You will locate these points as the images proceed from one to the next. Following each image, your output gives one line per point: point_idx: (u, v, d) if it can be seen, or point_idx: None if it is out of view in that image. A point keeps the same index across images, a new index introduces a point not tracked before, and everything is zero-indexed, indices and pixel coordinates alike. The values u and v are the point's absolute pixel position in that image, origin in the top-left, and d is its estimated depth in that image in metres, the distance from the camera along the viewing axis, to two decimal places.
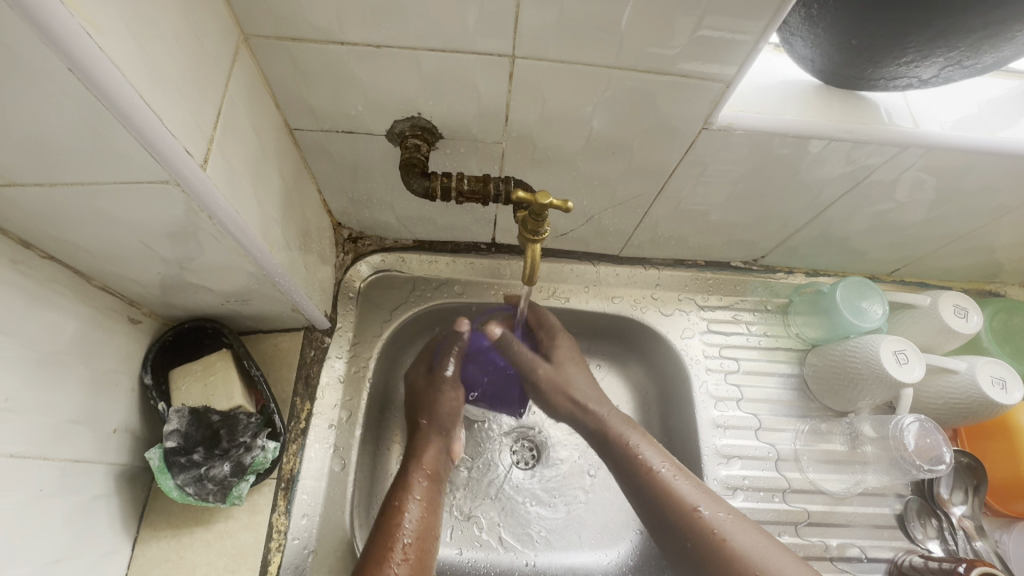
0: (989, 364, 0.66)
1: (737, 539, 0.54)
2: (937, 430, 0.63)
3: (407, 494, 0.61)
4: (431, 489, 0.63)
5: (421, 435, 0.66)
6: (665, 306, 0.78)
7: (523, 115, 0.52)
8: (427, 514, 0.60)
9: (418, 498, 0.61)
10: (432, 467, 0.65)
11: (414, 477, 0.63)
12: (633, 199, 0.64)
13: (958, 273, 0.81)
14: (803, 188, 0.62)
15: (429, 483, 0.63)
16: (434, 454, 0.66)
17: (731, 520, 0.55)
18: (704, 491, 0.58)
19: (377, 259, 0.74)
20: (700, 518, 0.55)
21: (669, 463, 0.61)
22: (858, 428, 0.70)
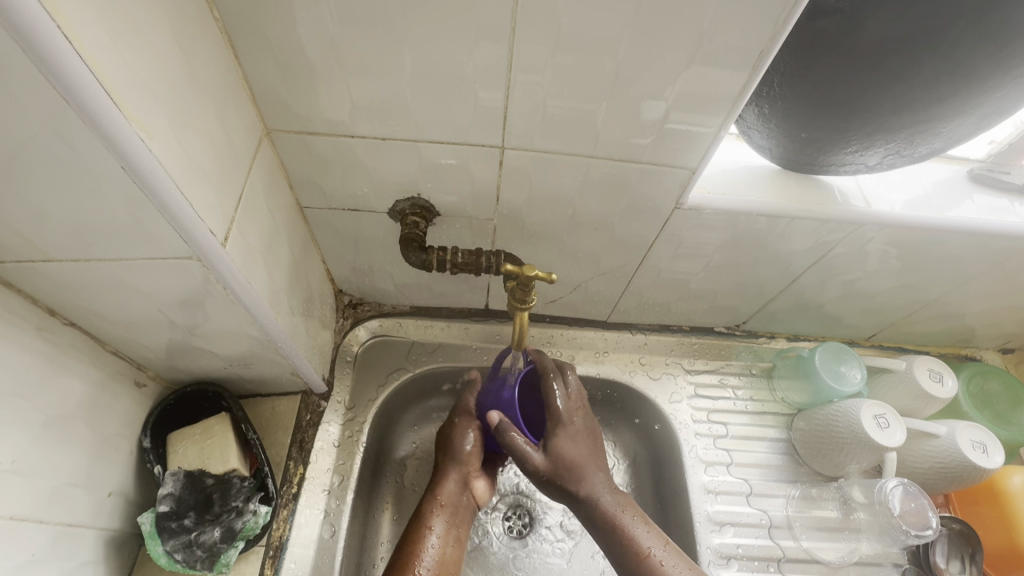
0: (967, 428, 0.68)
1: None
2: (921, 494, 0.64)
3: (428, 521, 0.63)
4: (450, 526, 0.64)
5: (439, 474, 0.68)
6: (653, 370, 0.81)
7: (513, 195, 0.57)
8: (448, 539, 0.63)
9: (439, 527, 0.63)
10: (449, 498, 0.66)
11: (431, 509, 0.65)
12: (616, 268, 0.68)
13: (933, 338, 0.84)
14: (774, 259, 0.67)
15: (445, 517, 0.65)
16: (453, 488, 0.67)
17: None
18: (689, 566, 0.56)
19: (375, 324, 0.78)
20: None
21: (666, 545, 0.57)
22: (847, 492, 0.70)
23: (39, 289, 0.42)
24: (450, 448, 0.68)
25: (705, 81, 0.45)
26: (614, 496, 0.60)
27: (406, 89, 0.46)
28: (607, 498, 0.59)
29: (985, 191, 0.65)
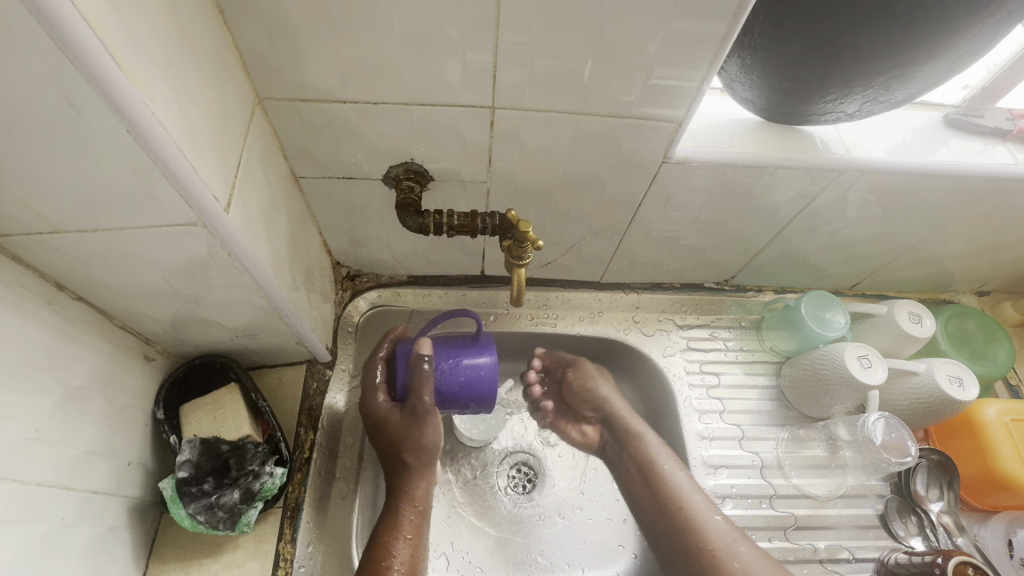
0: (945, 363, 0.72)
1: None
2: (902, 426, 0.68)
3: (397, 523, 0.62)
4: (418, 521, 0.63)
5: (404, 472, 0.65)
6: (646, 327, 0.84)
7: (505, 156, 0.58)
8: (414, 541, 0.62)
9: (403, 530, 0.62)
10: (421, 497, 0.65)
11: (404, 509, 0.63)
12: (608, 227, 0.70)
13: (912, 284, 0.88)
14: (761, 210, 0.69)
15: (411, 517, 0.63)
16: (426, 487, 0.65)
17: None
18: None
19: (374, 294, 0.80)
20: None
21: None
22: (834, 431, 0.74)
23: (47, 263, 0.43)
24: (394, 434, 0.63)
25: (688, 32, 0.46)
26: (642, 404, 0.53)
27: (395, 52, 0.47)
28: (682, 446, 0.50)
29: (961, 135, 0.67)
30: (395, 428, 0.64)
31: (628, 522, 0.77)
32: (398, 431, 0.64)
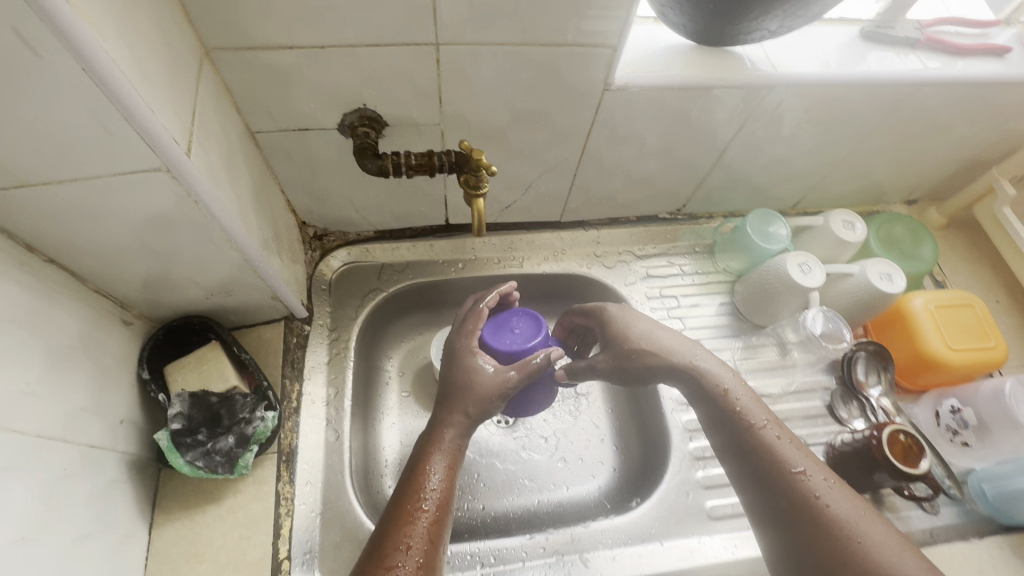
0: (875, 263, 0.79)
1: (840, 513, 0.51)
2: (839, 316, 0.76)
3: (429, 461, 0.57)
4: (450, 468, 0.57)
5: (444, 415, 0.60)
6: (607, 260, 0.89)
7: (454, 95, 0.61)
8: (451, 480, 0.56)
9: (440, 466, 0.56)
10: (454, 444, 0.59)
11: (436, 445, 0.58)
12: (561, 162, 0.74)
13: (848, 198, 0.94)
14: (702, 134, 0.73)
15: (444, 454, 0.58)
16: (455, 433, 0.59)
17: (869, 534, 0.50)
18: (831, 480, 0.54)
19: (343, 252, 0.82)
20: (803, 488, 0.53)
21: (776, 426, 0.58)
22: (782, 334, 0.83)
23: (14, 223, 0.44)
24: (471, 387, 0.61)
25: None
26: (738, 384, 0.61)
27: None
28: (748, 408, 0.59)
29: (877, 47, 0.72)
30: (480, 381, 0.61)
31: (604, 441, 0.84)
32: (481, 387, 0.61)
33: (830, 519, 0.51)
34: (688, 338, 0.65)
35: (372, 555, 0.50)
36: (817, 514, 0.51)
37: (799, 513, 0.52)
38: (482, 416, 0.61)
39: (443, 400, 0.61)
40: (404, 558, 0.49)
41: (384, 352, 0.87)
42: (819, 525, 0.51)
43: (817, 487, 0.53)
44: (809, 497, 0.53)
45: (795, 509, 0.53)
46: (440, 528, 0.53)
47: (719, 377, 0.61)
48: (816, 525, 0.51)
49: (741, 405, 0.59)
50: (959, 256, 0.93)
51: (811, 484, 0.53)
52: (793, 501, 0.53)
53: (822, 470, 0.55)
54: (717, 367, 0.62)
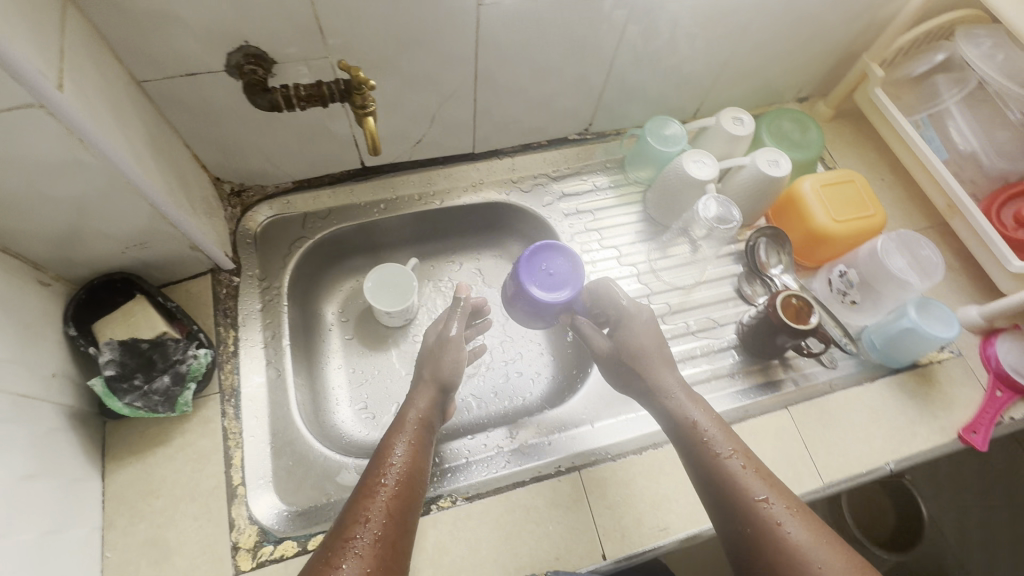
0: (763, 151, 0.85)
1: (795, 538, 0.54)
2: (731, 202, 0.78)
3: (392, 442, 0.63)
4: (414, 451, 0.63)
5: (414, 395, 0.70)
6: (524, 184, 0.93)
7: (334, 23, 0.62)
8: (413, 457, 0.63)
9: (402, 444, 0.63)
10: (420, 419, 0.67)
11: (405, 423, 0.66)
12: (458, 88, 0.77)
13: (742, 101, 1.00)
14: (587, 46, 0.77)
15: (409, 434, 0.65)
16: (420, 412, 0.68)
17: (826, 562, 0.52)
18: (792, 508, 0.57)
19: (264, 206, 0.84)
20: (763, 512, 0.56)
21: (743, 458, 0.61)
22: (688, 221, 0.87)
23: None
24: (425, 355, 0.75)
25: None
26: (721, 431, 0.64)
27: None
28: (712, 438, 0.63)
29: None
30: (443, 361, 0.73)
31: (542, 354, 0.90)
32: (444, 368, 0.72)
33: (784, 540, 0.54)
34: (657, 354, 0.72)
35: (334, 531, 0.55)
36: (772, 534, 0.55)
37: (757, 537, 0.56)
38: (446, 394, 0.72)
39: (417, 383, 0.73)
40: (363, 531, 0.54)
41: (321, 299, 0.90)
42: (773, 548, 0.54)
43: (777, 513, 0.56)
44: (769, 523, 0.56)
45: (753, 529, 0.56)
46: (396, 505, 0.57)
47: (693, 411, 0.66)
48: (771, 548, 0.54)
49: (708, 436, 0.63)
50: (847, 144, 1.01)
51: (770, 512, 0.56)
52: (754, 528, 0.56)
53: (784, 498, 0.58)
54: (686, 404, 0.67)
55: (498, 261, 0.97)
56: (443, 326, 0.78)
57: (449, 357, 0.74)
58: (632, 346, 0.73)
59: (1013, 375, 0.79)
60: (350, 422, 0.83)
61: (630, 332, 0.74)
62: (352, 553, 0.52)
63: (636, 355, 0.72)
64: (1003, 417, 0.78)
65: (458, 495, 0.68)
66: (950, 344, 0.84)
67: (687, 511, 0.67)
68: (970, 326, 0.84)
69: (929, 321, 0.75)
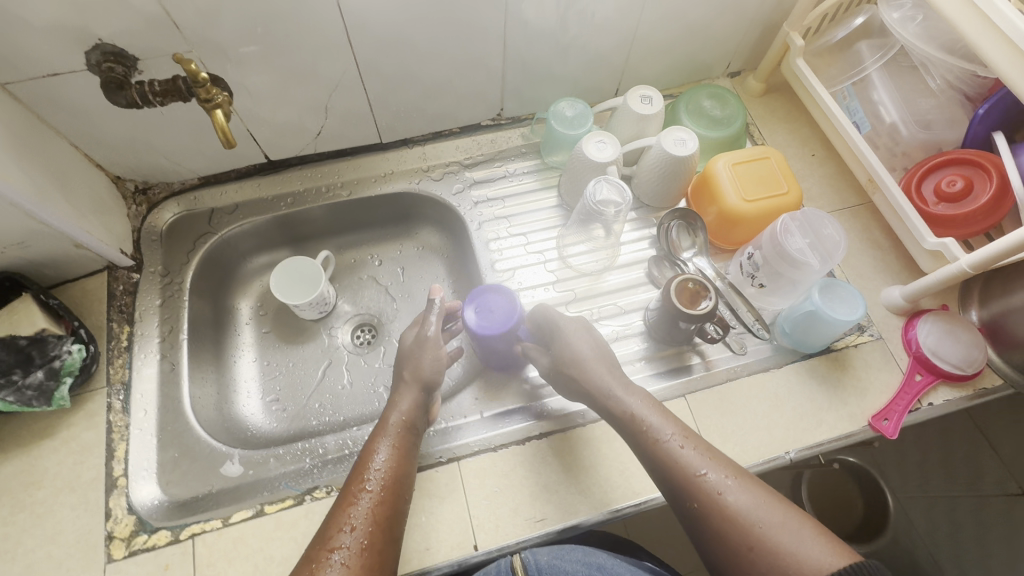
0: (670, 130, 0.81)
1: (736, 505, 0.55)
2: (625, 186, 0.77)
3: (374, 446, 0.64)
4: (397, 452, 0.64)
5: (395, 396, 0.70)
6: (435, 173, 0.92)
7: (186, 16, 0.62)
8: (396, 460, 0.64)
9: (384, 447, 0.64)
10: (403, 421, 0.68)
11: (387, 427, 0.67)
12: (341, 77, 0.76)
13: (665, 78, 0.96)
14: (471, 28, 0.75)
15: (392, 437, 0.66)
16: (403, 411, 0.68)
17: (763, 521, 0.54)
18: (732, 475, 0.58)
19: (170, 202, 0.85)
20: (702, 484, 0.57)
21: (681, 434, 0.61)
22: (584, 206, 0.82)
23: None
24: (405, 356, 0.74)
25: None
26: (652, 412, 0.64)
27: None
28: (650, 422, 0.63)
29: None
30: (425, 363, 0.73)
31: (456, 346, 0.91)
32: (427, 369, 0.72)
33: (728, 514, 0.55)
34: (601, 362, 0.70)
35: (318, 541, 0.57)
36: (718, 509, 0.56)
37: (702, 513, 0.57)
38: (431, 392, 0.72)
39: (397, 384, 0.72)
40: (349, 539, 0.56)
41: (236, 294, 0.91)
42: (724, 522, 0.55)
43: (719, 484, 0.57)
44: (713, 494, 0.56)
45: (705, 509, 0.56)
46: (380, 510, 0.59)
47: (632, 409, 0.64)
48: (718, 520, 0.55)
49: (647, 424, 0.63)
50: (777, 119, 0.96)
51: (710, 484, 0.57)
52: (702, 505, 0.57)
53: (722, 466, 0.59)
54: (626, 396, 0.66)
55: (414, 251, 0.99)
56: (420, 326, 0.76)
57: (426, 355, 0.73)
58: (574, 355, 0.70)
59: (932, 359, 0.74)
60: (258, 414, 0.84)
61: (563, 348, 0.71)
62: (338, 562, 0.54)
63: (591, 364, 0.69)
64: (919, 403, 0.75)
65: (335, 486, 0.67)
66: (870, 327, 0.80)
67: (566, 502, 0.68)
68: (894, 307, 0.80)
69: (832, 305, 0.71)
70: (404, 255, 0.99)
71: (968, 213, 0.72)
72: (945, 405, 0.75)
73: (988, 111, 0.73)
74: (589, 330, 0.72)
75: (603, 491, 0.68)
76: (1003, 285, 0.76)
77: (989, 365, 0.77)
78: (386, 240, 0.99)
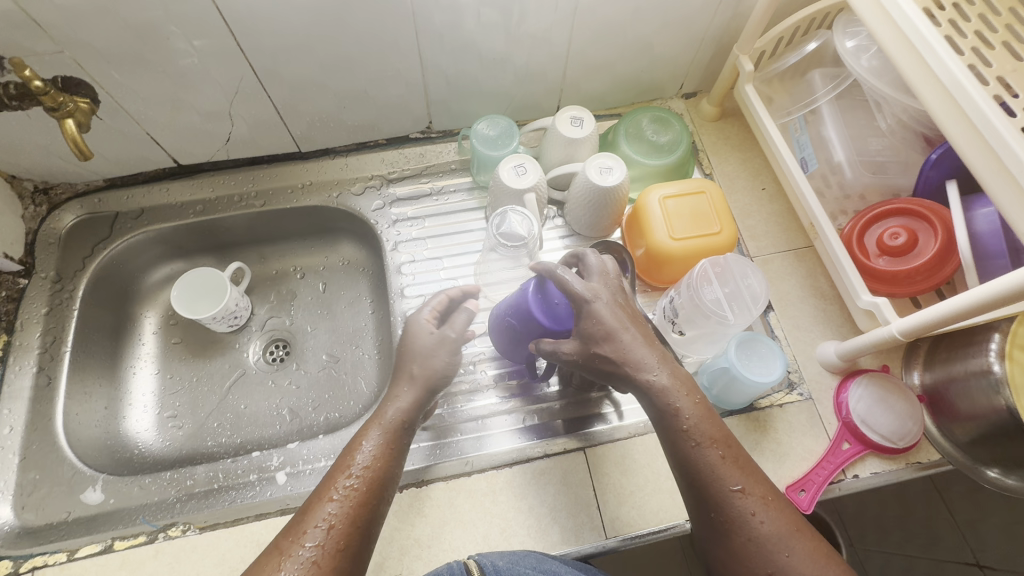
0: (596, 157, 0.75)
1: (770, 528, 0.50)
2: (534, 219, 0.72)
3: (362, 437, 0.57)
4: (388, 450, 0.56)
5: (392, 390, 0.61)
6: (356, 186, 0.87)
7: (49, 18, 0.58)
8: (384, 457, 0.55)
9: (373, 442, 0.56)
10: (401, 417, 0.59)
11: (378, 422, 0.58)
12: (240, 82, 0.72)
13: (612, 95, 0.90)
14: (376, 40, 0.70)
15: (386, 430, 0.57)
16: (406, 407, 0.59)
17: (791, 553, 0.49)
18: (767, 497, 0.52)
19: (73, 204, 0.82)
20: (736, 502, 0.51)
21: (723, 446, 0.54)
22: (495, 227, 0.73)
23: None
24: (413, 350, 0.64)
25: None
26: (698, 414, 0.55)
27: None
28: (691, 421, 0.54)
29: None
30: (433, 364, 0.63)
31: (371, 370, 0.86)
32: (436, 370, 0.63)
33: (758, 538, 0.50)
34: (638, 330, 0.57)
35: (287, 531, 0.50)
36: (748, 528, 0.50)
37: (727, 527, 0.51)
38: (433, 393, 0.62)
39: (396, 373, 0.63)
40: (320, 537, 0.48)
41: (142, 302, 0.87)
42: (747, 541, 0.50)
43: (752, 504, 0.51)
44: (746, 512, 0.51)
45: (734, 525, 0.51)
46: (360, 509, 0.51)
47: (673, 399, 0.55)
48: (742, 539, 0.50)
49: (688, 424, 0.54)
50: (729, 146, 0.89)
51: (745, 502, 0.51)
52: (729, 521, 0.51)
53: (757, 484, 0.53)
54: (669, 385, 0.55)
55: (338, 265, 0.94)
56: (436, 325, 0.66)
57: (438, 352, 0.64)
58: (603, 329, 0.55)
59: (861, 427, 0.67)
60: (149, 431, 0.80)
61: (595, 316, 0.56)
62: (304, 560, 0.47)
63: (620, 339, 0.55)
64: (843, 476, 0.68)
65: (192, 524, 0.63)
66: (800, 385, 0.73)
67: (438, 559, 0.62)
68: (829, 365, 0.72)
69: (748, 363, 0.65)
70: (327, 269, 0.94)
71: (912, 268, 0.65)
72: (872, 479, 0.68)
73: (941, 156, 0.66)
74: (617, 297, 0.57)
75: (479, 549, 0.63)
76: (950, 349, 0.69)
77: (927, 436, 0.70)
78: (309, 253, 0.94)
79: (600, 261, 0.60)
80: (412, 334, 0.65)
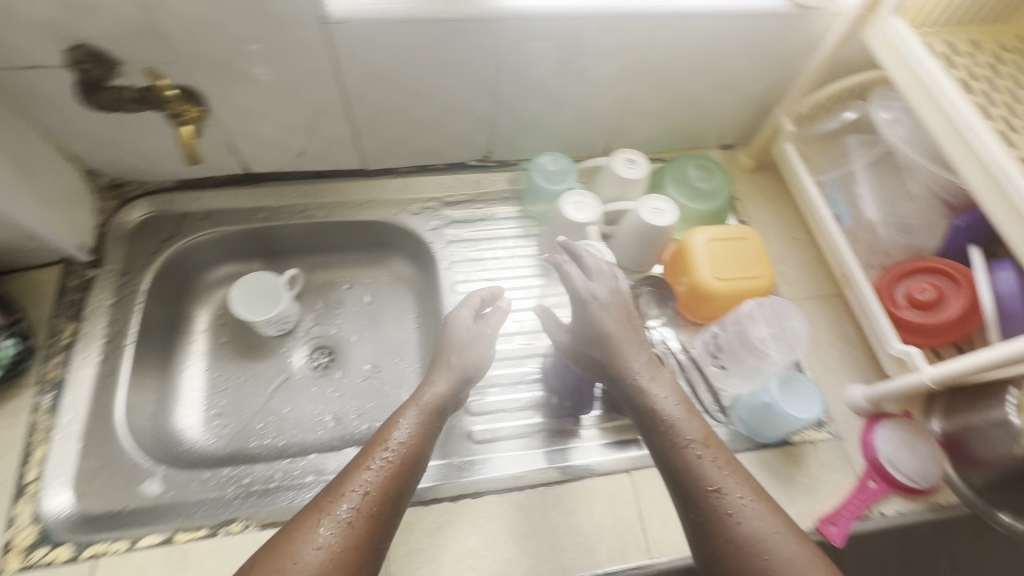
0: (650, 198, 0.81)
1: (750, 527, 0.51)
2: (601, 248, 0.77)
3: (400, 415, 0.61)
4: (421, 433, 0.60)
5: (432, 375, 0.67)
6: (414, 207, 0.92)
7: (171, 31, 0.63)
8: (419, 437, 0.60)
9: (409, 421, 0.60)
10: (438, 400, 0.64)
11: (417, 402, 0.63)
12: (327, 102, 0.77)
13: (658, 142, 0.97)
14: (457, 75, 0.76)
15: (422, 410, 0.62)
16: (444, 391, 0.65)
17: (771, 555, 0.50)
18: (749, 497, 0.54)
19: (143, 201, 0.85)
20: (713, 501, 0.53)
21: (707, 447, 0.57)
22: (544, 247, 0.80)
23: None
24: (454, 340, 0.71)
25: None
26: (683, 419, 0.58)
27: None
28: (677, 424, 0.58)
29: None
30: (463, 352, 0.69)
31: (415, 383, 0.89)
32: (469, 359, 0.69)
33: (737, 537, 0.51)
34: (628, 333, 0.64)
35: (324, 493, 0.53)
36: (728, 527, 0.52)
37: (707, 529, 0.53)
38: (467, 381, 0.68)
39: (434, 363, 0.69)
40: (353, 502, 0.52)
41: (196, 301, 0.89)
42: (725, 541, 0.51)
43: (731, 505, 0.53)
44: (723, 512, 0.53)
45: (713, 525, 0.52)
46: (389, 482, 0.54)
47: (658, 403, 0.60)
48: (723, 538, 0.52)
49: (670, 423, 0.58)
50: (764, 197, 0.95)
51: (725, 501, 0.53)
52: (708, 522, 0.53)
53: (740, 485, 0.54)
54: (653, 389, 0.61)
55: (386, 279, 0.97)
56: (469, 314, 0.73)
57: (471, 346, 0.71)
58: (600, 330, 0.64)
59: (888, 467, 0.72)
60: (196, 428, 0.82)
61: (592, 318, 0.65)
62: (339, 520, 0.50)
63: (618, 341, 0.64)
64: (870, 512, 0.72)
65: (253, 520, 0.64)
66: (829, 424, 0.78)
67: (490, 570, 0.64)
68: (856, 408, 0.77)
69: (788, 398, 0.70)
70: (375, 282, 0.97)
71: (941, 323, 0.71)
72: (897, 517, 0.72)
73: (967, 223, 0.74)
74: (616, 297, 0.66)
75: (529, 563, 0.65)
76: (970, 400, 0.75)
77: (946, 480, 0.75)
78: (359, 265, 0.98)
79: (596, 258, 0.69)
80: (450, 330, 0.72)
